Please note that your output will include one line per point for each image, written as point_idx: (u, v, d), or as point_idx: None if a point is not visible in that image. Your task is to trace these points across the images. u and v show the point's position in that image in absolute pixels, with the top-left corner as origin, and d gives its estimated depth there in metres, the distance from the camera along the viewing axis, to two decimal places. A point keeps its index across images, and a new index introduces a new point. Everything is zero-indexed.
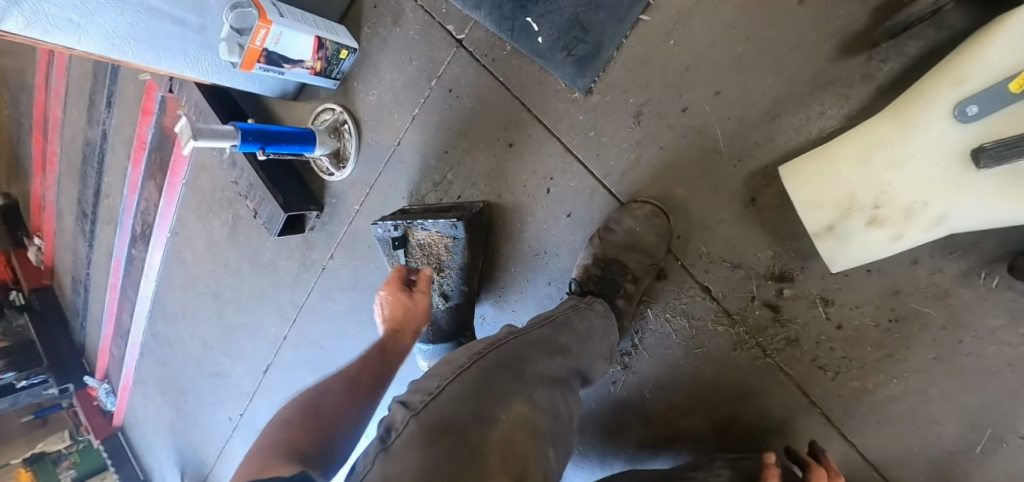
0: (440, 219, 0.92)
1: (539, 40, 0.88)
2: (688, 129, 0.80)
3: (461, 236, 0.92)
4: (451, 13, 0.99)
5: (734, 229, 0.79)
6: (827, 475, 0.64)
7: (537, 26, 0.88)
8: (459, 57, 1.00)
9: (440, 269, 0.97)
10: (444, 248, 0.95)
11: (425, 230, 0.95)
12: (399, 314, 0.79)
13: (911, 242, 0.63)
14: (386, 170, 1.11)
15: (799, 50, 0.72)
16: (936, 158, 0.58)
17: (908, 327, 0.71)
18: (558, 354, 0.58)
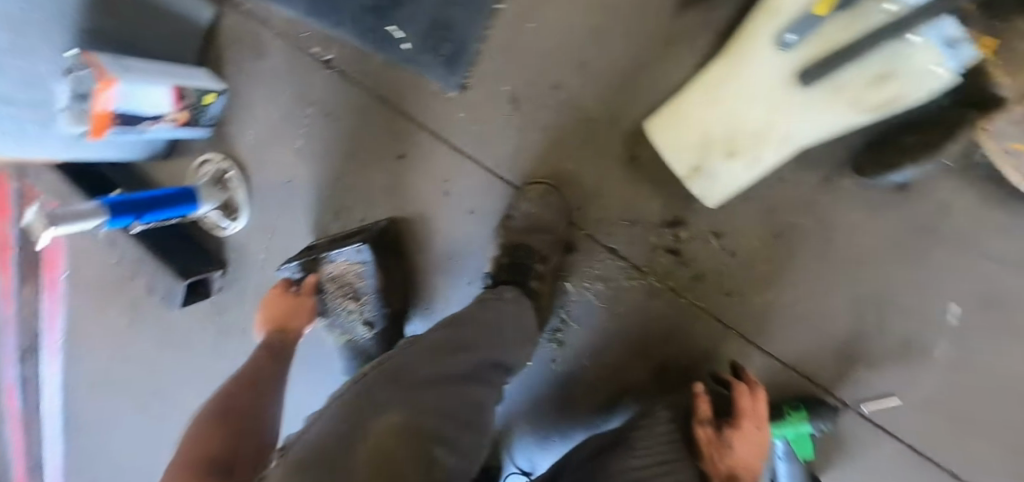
0: (345, 247, 0.91)
1: (407, 46, 0.88)
2: (564, 103, 0.83)
3: (370, 259, 0.92)
4: (311, 36, 0.96)
5: (626, 189, 0.83)
6: (749, 389, 0.72)
7: (401, 33, 0.88)
8: (329, 79, 0.96)
9: (357, 297, 0.94)
10: (357, 275, 0.94)
11: (331, 262, 0.93)
12: (281, 317, 0.84)
13: (767, 166, 0.66)
14: (283, 210, 1.06)
15: (642, 11, 0.77)
16: (773, 84, 0.62)
17: (790, 240, 0.79)
18: (457, 352, 0.58)
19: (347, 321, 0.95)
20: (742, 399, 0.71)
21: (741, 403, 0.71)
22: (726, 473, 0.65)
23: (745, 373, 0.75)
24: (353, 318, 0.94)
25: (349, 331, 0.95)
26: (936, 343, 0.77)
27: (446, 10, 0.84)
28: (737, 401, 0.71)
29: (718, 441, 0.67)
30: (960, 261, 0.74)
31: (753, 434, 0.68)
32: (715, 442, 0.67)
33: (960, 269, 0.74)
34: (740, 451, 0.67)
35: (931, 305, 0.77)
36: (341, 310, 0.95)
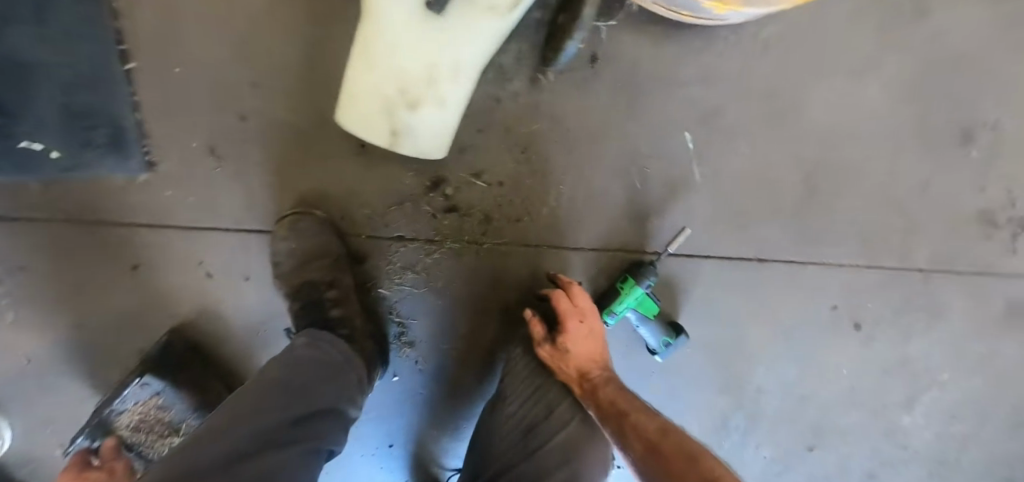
0: (126, 390, 0.79)
1: (56, 154, 0.73)
2: (265, 128, 0.76)
3: (162, 386, 0.80)
4: None
5: (375, 177, 0.80)
6: (565, 291, 0.78)
7: (41, 144, 0.72)
8: None
9: (175, 430, 0.83)
10: (160, 408, 0.81)
11: (119, 412, 0.79)
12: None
13: (457, 98, 0.65)
14: (27, 405, 0.84)
15: (279, 5, 0.72)
16: (408, 25, 0.58)
17: (536, 146, 0.83)
18: (234, 430, 0.54)
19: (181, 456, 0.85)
20: (560, 305, 0.76)
21: (561, 309, 0.76)
22: (575, 371, 0.75)
23: (554, 276, 0.80)
24: None
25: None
26: (680, 162, 0.92)
27: (76, 94, 0.71)
28: (558, 308, 0.76)
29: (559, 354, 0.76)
30: (660, 94, 0.87)
31: (581, 327, 0.76)
32: (558, 354, 0.77)
33: (664, 97, 0.88)
34: (578, 349, 0.76)
35: (662, 136, 0.89)
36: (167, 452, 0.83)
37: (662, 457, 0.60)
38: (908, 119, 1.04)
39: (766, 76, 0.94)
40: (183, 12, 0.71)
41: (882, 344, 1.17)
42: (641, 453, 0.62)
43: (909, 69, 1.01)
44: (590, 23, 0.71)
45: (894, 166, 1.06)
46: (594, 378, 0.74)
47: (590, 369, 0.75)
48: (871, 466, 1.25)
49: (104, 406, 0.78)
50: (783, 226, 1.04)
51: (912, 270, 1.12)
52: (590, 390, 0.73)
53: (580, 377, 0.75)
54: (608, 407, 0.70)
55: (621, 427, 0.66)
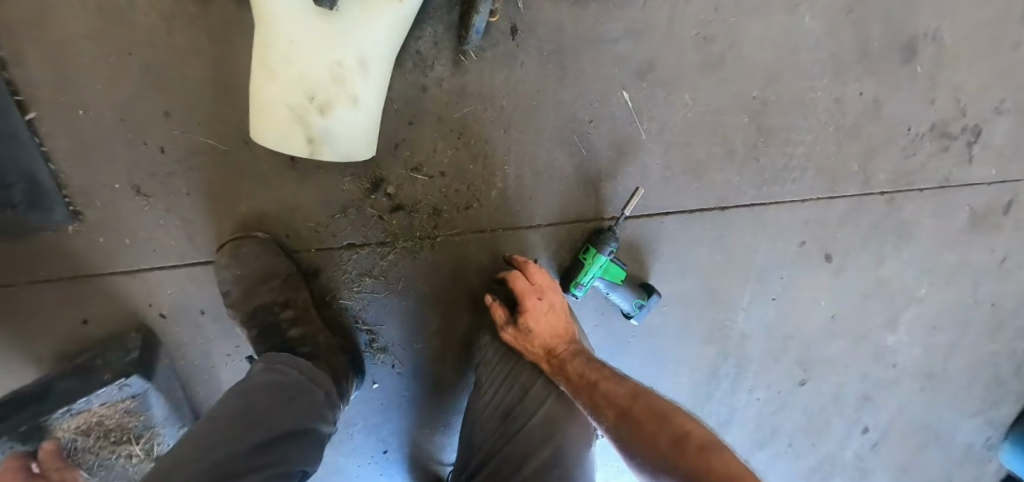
0: (101, 389, 0.74)
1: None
2: (187, 158, 0.73)
3: (143, 389, 0.77)
4: None
5: (312, 188, 0.78)
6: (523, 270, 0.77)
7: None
8: None
9: (135, 437, 0.80)
10: (127, 413, 0.78)
11: (79, 411, 0.74)
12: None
13: (370, 94, 0.62)
14: None
15: (176, 27, 0.69)
16: (303, 25, 0.55)
17: (472, 129, 0.81)
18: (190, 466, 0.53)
19: (129, 468, 0.81)
20: (517, 285, 0.74)
21: (518, 288, 0.74)
22: (542, 350, 0.75)
23: (510, 257, 0.79)
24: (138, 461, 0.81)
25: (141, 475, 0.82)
26: (623, 123, 0.90)
27: None
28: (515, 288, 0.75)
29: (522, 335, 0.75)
30: (590, 57, 0.85)
31: (540, 303, 0.74)
32: (522, 336, 0.75)
33: (596, 60, 0.86)
34: (540, 327, 0.74)
35: (600, 100, 0.87)
36: (112, 459, 0.80)
37: (632, 420, 0.60)
38: (846, 42, 1.03)
39: (698, 21, 0.91)
40: (74, 50, 0.68)
41: (855, 271, 1.18)
42: (613, 420, 0.62)
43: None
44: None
45: (840, 93, 1.06)
46: (561, 353, 0.73)
47: (556, 345, 0.74)
48: (863, 390, 1.27)
49: (69, 402, 0.73)
50: (739, 171, 1.03)
51: (874, 193, 1.13)
52: (558, 365, 0.72)
53: (548, 354, 0.74)
54: (576, 380, 0.69)
55: (591, 398, 0.66)
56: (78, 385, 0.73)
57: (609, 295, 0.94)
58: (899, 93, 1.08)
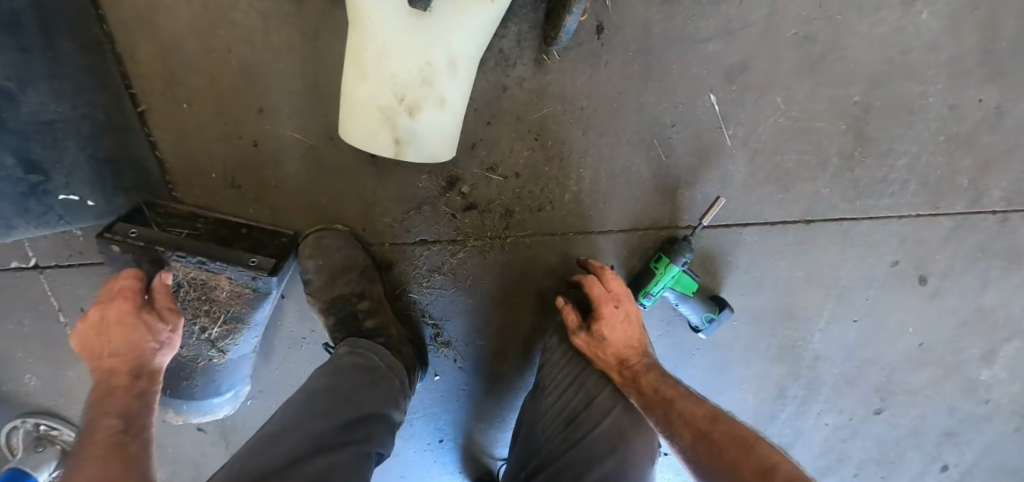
0: (240, 267, 0.71)
1: (93, 204, 0.67)
2: (276, 150, 0.76)
3: (268, 290, 0.73)
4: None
5: (390, 184, 0.80)
6: (599, 275, 0.77)
7: (74, 194, 0.64)
8: (55, 278, 0.85)
9: (220, 320, 0.75)
10: (237, 299, 0.73)
11: (207, 269, 0.71)
12: (124, 348, 0.62)
13: (457, 96, 0.62)
14: None
15: (270, 23, 0.71)
16: (398, 30, 0.56)
17: (549, 131, 0.80)
18: (287, 436, 0.58)
19: (190, 338, 0.75)
20: (592, 290, 0.74)
21: (595, 295, 0.74)
22: (614, 359, 0.73)
23: (586, 262, 0.79)
24: (201, 342, 0.75)
25: (193, 352, 0.76)
26: (707, 127, 0.85)
27: (96, 141, 0.66)
28: (592, 295, 0.75)
29: (596, 342, 0.73)
30: (678, 56, 0.80)
31: (617, 312, 0.73)
32: (594, 342, 0.74)
33: (684, 59, 0.80)
34: (615, 336, 0.73)
35: (685, 103, 0.83)
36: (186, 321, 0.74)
37: (710, 443, 0.58)
38: (969, 42, 0.92)
39: (800, 19, 0.84)
40: (180, 45, 0.71)
41: (954, 296, 1.07)
42: (690, 440, 0.60)
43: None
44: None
45: (956, 99, 0.95)
46: (634, 365, 0.71)
47: (629, 356, 0.73)
48: (947, 426, 1.16)
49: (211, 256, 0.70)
50: (831, 181, 0.96)
51: (985, 211, 1.01)
52: (631, 378, 0.71)
53: (620, 364, 0.72)
54: (650, 395, 0.67)
55: (665, 415, 0.64)
56: (214, 235, 0.75)
57: (679, 307, 0.90)
58: None
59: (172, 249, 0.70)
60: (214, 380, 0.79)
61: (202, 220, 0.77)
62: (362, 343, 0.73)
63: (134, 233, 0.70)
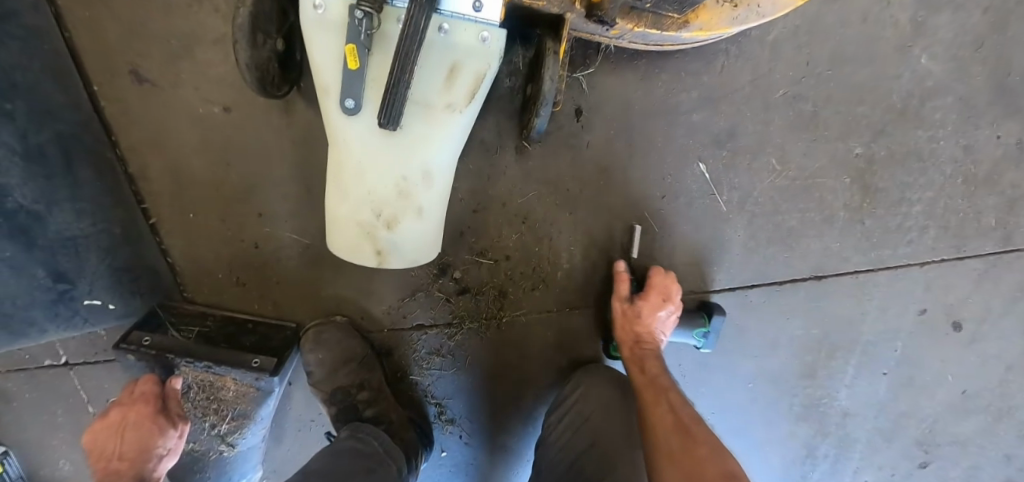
0: (243, 370, 0.73)
1: (113, 305, 0.72)
2: (277, 250, 0.80)
3: (270, 389, 0.75)
4: (35, 350, 0.89)
5: (385, 274, 0.82)
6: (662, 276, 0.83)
7: (97, 298, 0.69)
8: (83, 373, 0.91)
9: (227, 417, 0.77)
10: (242, 397, 0.76)
11: (213, 372, 0.74)
12: (135, 453, 0.67)
13: (433, 203, 0.64)
14: None
15: (265, 134, 0.75)
16: (371, 149, 0.60)
17: (535, 214, 0.81)
18: None
19: (201, 433, 0.78)
20: (657, 280, 0.82)
21: (653, 280, 0.82)
22: (632, 336, 0.79)
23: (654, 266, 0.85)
24: (211, 435, 0.78)
25: (204, 446, 0.78)
26: (700, 195, 0.84)
27: (112, 256, 0.70)
28: (650, 279, 0.82)
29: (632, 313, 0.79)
30: (660, 128, 0.80)
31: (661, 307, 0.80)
32: (628, 314, 0.80)
33: (668, 131, 0.80)
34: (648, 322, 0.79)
35: (675, 174, 0.82)
36: (195, 419, 0.77)
37: (683, 433, 0.64)
38: (978, 82, 0.86)
39: (789, 79, 0.81)
40: (185, 161, 0.76)
41: (995, 340, 1.00)
42: (665, 429, 0.66)
43: (969, 23, 0.83)
44: (555, 96, 0.66)
45: (970, 139, 0.89)
46: (648, 351, 0.78)
47: (648, 342, 0.79)
48: (1007, 476, 1.07)
49: (214, 361, 0.73)
50: (840, 235, 0.91)
51: (1018, 249, 0.95)
52: (639, 357, 0.77)
53: (636, 344, 0.78)
54: (649, 381, 0.73)
55: (652, 402, 0.70)
56: (220, 335, 0.78)
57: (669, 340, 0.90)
58: None
59: (182, 355, 0.73)
60: (225, 470, 0.81)
61: (212, 318, 0.81)
62: (360, 431, 0.74)
63: (147, 341, 0.73)
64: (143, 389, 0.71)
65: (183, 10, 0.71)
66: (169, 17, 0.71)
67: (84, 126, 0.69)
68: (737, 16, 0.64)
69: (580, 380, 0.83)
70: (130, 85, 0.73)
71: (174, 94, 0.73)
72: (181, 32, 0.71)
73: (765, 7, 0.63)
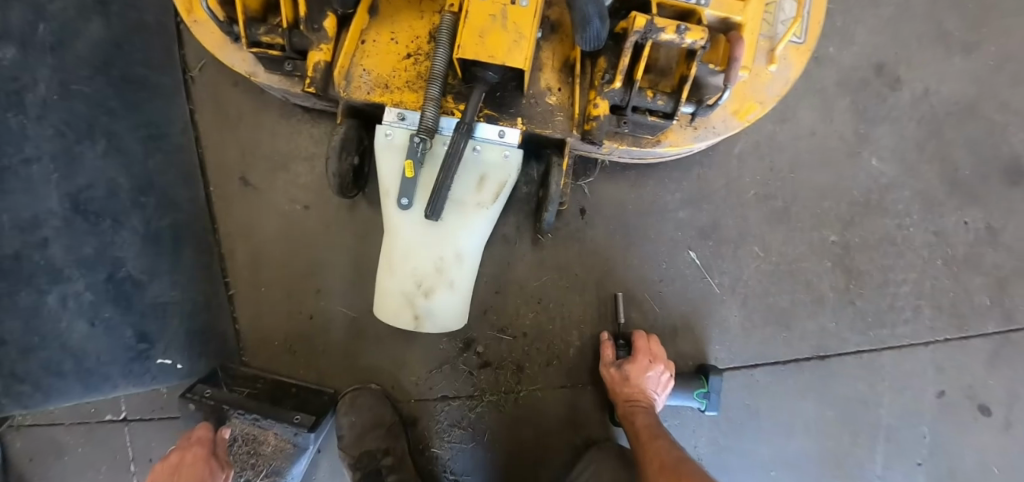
0: (286, 424, 0.82)
1: (181, 366, 0.87)
2: (326, 321, 0.94)
3: (305, 444, 0.82)
4: (101, 405, 0.92)
5: (416, 347, 0.94)
6: (644, 337, 0.90)
7: (168, 358, 0.84)
8: (138, 430, 0.92)
9: (263, 473, 0.82)
10: (279, 453, 0.82)
11: (259, 425, 0.82)
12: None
13: (463, 279, 0.80)
14: None
15: (332, 224, 0.95)
16: (417, 235, 0.78)
17: (548, 295, 0.94)
18: None
19: None
20: (638, 342, 0.88)
21: (638, 343, 0.88)
22: (623, 396, 0.85)
23: (630, 332, 0.91)
24: None
25: None
26: (693, 279, 0.95)
27: (191, 320, 0.86)
28: (634, 340, 0.88)
29: (620, 377, 0.85)
30: (652, 225, 0.95)
31: (648, 366, 0.86)
32: (617, 377, 0.86)
33: (659, 225, 0.95)
34: (637, 382, 0.85)
35: (669, 260, 0.95)
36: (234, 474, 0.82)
37: (670, 474, 0.71)
38: (931, 178, 0.99)
39: (757, 181, 0.97)
40: (265, 244, 0.95)
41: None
42: (652, 469, 0.74)
43: (906, 132, 0.99)
44: (560, 198, 0.85)
45: (939, 225, 0.99)
46: (638, 407, 0.84)
47: (640, 400, 0.85)
48: None
49: (264, 413, 0.83)
50: (833, 316, 0.98)
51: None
52: (629, 413, 0.84)
53: (627, 402, 0.85)
54: (640, 432, 0.80)
55: (643, 447, 0.78)
56: (269, 395, 0.87)
57: (670, 404, 0.93)
58: (1017, 216, 1.00)
59: (235, 407, 0.82)
60: None
61: (263, 380, 0.90)
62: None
63: (208, 393, 0.83)
64: (200, 432, 0.77)
65: (287, 135, 0.96)
66: (275, 141, 0.95)
67: (196, 216, 0.90)
68: (695, 135, 0.83)
69: (593, 453, 0.88)
70: (236, 187, 0.95)
71: (266, 196, 0.95)
72: (281, 151, 0.95)
73: (718, 127, 0.83)
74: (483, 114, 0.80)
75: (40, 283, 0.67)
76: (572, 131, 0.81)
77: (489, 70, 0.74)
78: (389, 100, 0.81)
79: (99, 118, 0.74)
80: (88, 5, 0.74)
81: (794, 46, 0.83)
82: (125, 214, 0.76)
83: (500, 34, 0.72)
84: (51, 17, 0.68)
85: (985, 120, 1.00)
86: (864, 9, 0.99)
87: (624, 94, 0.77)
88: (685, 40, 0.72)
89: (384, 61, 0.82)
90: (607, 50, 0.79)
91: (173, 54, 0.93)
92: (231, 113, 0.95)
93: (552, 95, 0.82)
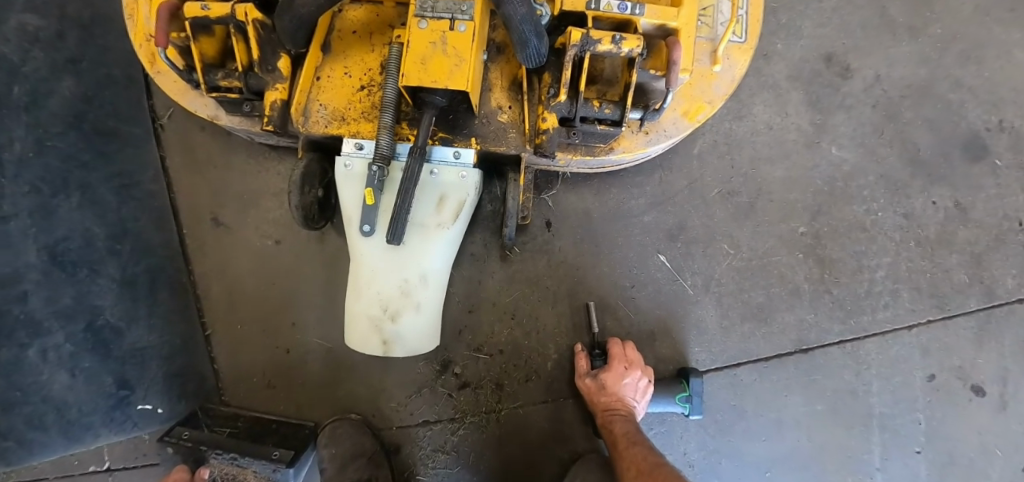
0: (264, 461, 0.80)
1: (161, 410, 0.88)
2: (304, 354, 0.95)
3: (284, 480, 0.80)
4: (84, 455, 0.92)
5: (394, 373, 0.94)
6: (620, 345, 0.89)
7: (148, 403, 0.86)
8: (121, 479, 0.92)
9: None
10: None
11: (238, 463, 0.81)
12: None
13: (430, 300, 0.81)
14: None
15: (304, 258, 0.96)
16: (381, 260, 0.79)
17: (521, 310, 0.94)
18: None
19: None
20: (614, 350, 0.88)
21: (613, 351, 0.88)
22: (602, 405, 0.85)
23: (606, 341, 0.91)
24: None
25: None
26: (665, 281, 0.95)
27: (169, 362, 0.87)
28: (609, 348, 0.88)
29: (597, 386, 0.85)
30: (619, 231, 0.96)
31: (625, 373, 0.85)
32: (594, 387, 0.86)
33: (626, 231, 0.96)
34: (614, 390, 0.84)
35: (639, 265, 0.95)
36: None
37: None
38: (893, 161, 0.99)
39: (720, 179, 0.98)
40: (239, 281, 0.96)
41: None
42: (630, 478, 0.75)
43: (863, 118, 1.00)
44: (519, 213, 0.86)
45: (907, 208, 0.99)
46: (617, 415, 0.84)
47: (618, 408, 0.84)
48: None
49: (243, 450, 0.82)
50: (812, 306, 0.97)
51: (1007, 302, 0.98)
52: (607, 423, 0.83)
53: (606, 412, 0.84)
54: (618, 440, 0.81)
55: (622, 456, 0.78)
56: (249, 433, 0.87)
57: (654, 410, 0.91)
58: (985, 191, 0.99)
59: (213, 447, 0.82)
60: None
61: (242, 419, 0.90)
62: None
63: (186, 435, 0.83)
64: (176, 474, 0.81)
65: (255, 174, 0.98)
66: (243, 180, 0.98)
67: (170, 259, 0.92)
68: (647, 140, 0.84)
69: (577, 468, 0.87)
70: (209, 228, 0.97)
71: (238, 234, 0.97)
72: (251, 189, 0.98)
73: (669, 129, 0.84)
74: (438, 137, 0.82)
75: (21, 339, 0.66)
76: (525, 146, 0.83)
77: (435, 95, 0.75)
78: (346, 132, 0.83)
79: (73, 172, 0.76)
80: (58, 64, 0.77)
81: (735, 45, 0.86)
82: (100, 262, 0.78)
83: (441, 60, 0.73)
84: (24, 78, 0.70)
85: (943, 99, 1.00)
86: (807, 4, 1.02)
87: (570, 106, 0.77)
88: (623, 49, 0.73)
89: (340, 94, 0.84)
90: (549, 65, 0.80)
91: (143, 105, 0.96)
92: (200, 156, 0.98)
93: (504, 113, 0.84)
